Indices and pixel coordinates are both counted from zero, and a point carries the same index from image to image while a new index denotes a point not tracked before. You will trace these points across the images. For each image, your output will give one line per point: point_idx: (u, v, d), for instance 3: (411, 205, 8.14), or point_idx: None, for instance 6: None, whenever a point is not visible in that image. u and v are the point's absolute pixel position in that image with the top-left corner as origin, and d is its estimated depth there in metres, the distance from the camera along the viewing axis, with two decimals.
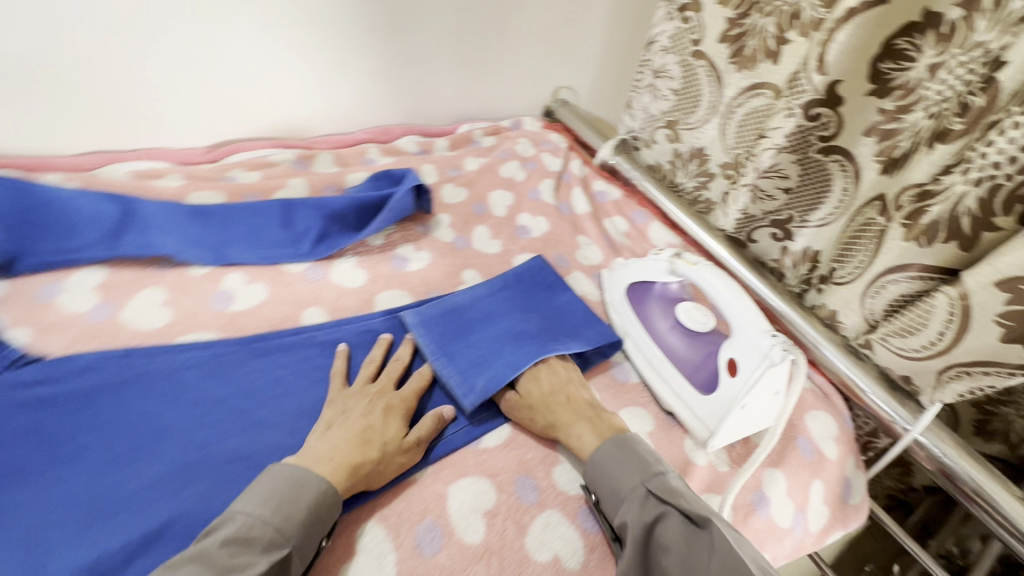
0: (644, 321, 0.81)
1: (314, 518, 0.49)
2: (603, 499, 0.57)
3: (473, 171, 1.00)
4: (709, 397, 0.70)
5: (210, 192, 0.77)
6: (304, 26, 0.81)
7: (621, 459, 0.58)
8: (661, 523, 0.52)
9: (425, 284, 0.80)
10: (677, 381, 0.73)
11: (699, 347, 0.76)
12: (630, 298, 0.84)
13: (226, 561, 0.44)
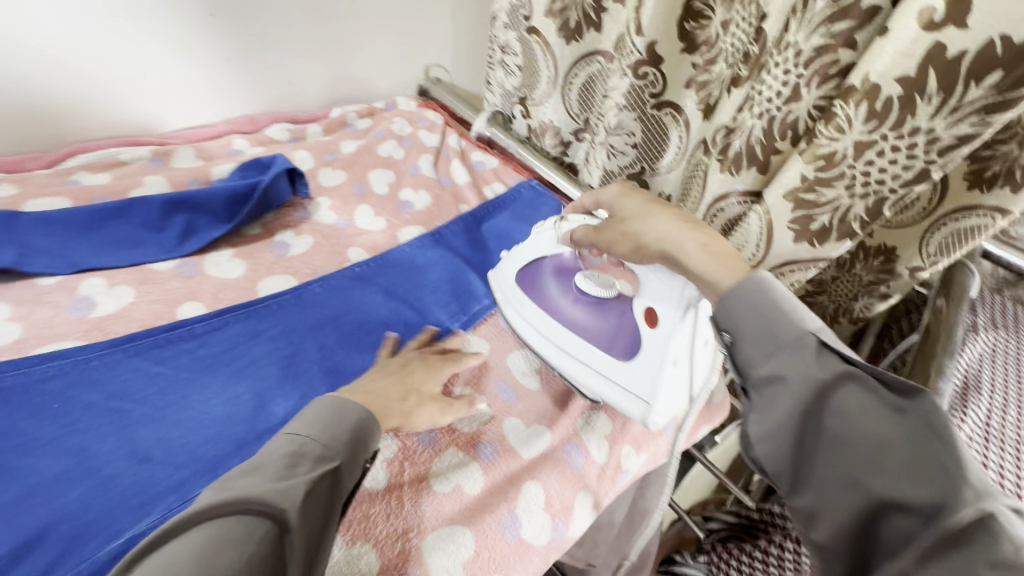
0: (543, 305, 0.70)
1: (359, 438, 0.46)
2: (744, 345, 0.43)
3: (349, 153, 0.98)
4: (637, 361, 0.61)
5: (53, 199, 0.74)
6: (136, 22, 0.80)
7: (777, 309, 0.43)
8: (843, 387, 0.38)
9: (313, 266, 0.76)
10: (597, 359, 0.64)
11: (611, 314, 0.66)
12: (524, 287, 0.73)
13: (284, 470, 0.40)
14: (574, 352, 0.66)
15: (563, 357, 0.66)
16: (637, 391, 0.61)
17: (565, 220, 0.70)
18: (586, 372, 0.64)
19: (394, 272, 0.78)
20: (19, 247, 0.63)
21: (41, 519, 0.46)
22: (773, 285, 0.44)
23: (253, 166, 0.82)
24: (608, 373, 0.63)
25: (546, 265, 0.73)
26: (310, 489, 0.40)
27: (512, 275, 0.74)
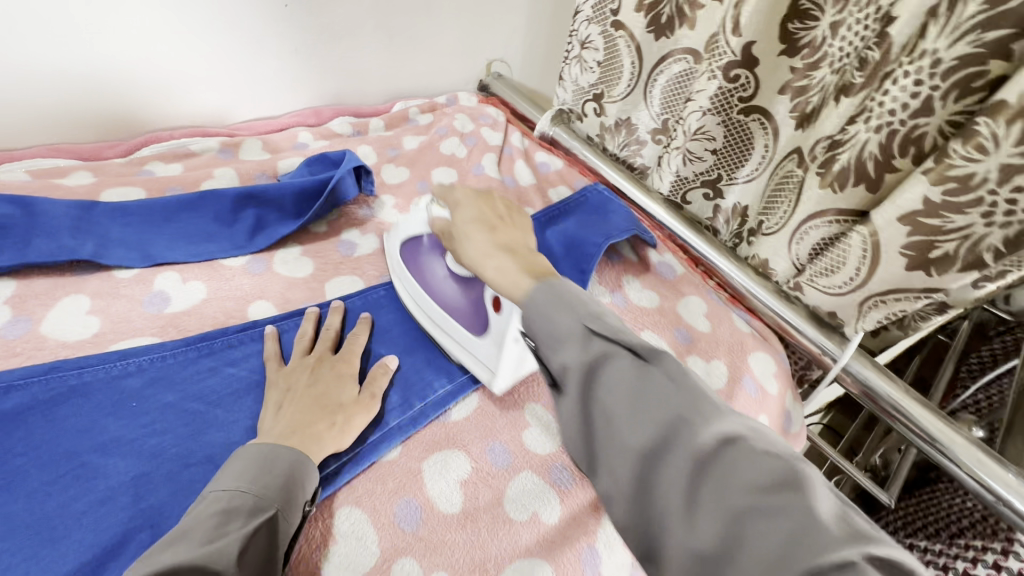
0: (420, 280, 0.66)
1: (295, 481, 0.46)
2: (543, 346, 0.40)
3: (412, 150, 0.95)
4: (488, 340, 0.61)
5: (127, 188, 0.73)
6: (213, 9, 0.78)
7: (565, 307, 0.41)
8: (625, 389, 0.36)
9: (380, 268, 0.74)
10: (460, 334, 0.63)
11: (469, 291, 0.64)
12: (406, 261, 0.68)
13: (214, 530, 0.40)
14: (451, 324, 0.63)
15: (440, 331, 0.65)
16: (489, 364, 0.60)
17: (421, 205, 0.68)
18: (456, 347, 0.63)
19: None
20: (97, 238, 0.63)
21: (122, 524, 0.45)
22: (573, 291, 0.42)
23: (321, 161, 0.80)
24: (468, 348, 0.63)
25: (422, 242, 0.67)
26: (241, 546, 0.40)
27: (399, 249, 0.69)
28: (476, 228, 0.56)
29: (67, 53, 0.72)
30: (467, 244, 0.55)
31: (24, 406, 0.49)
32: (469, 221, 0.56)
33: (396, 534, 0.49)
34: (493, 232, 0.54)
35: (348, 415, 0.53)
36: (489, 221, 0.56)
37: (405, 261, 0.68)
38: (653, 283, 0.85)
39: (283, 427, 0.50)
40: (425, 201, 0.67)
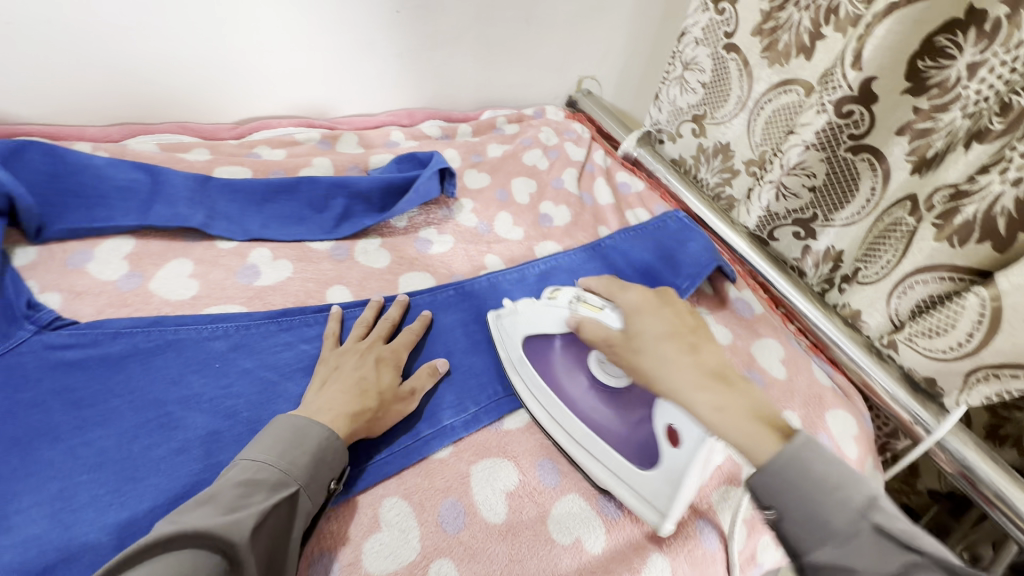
0: (551, 382, 0.60)
1: (320, 459, 0.46)
2: (717, 432, 0.44)
3: (496, 158, 0.97)
4: (658, 472, 0.51)
5: (236, 167, 0.80)
6: (336, 11, 0.84)
7: (729, 389, 0.45)
8: (791, 458, 0.40)
9: (452, 269, 0.76)
10: (609, 457, 0.54)
11: (630, 416, 0.56)
12: (526, 352, 0.62)
13: (234, 499, 0.40)
14: (594, 440, 0.55)
15: (575, 447, 0.56)
16: (655, 501, 0.51)
17: (559, 296, 0.60)
18: (598, 466, 0.54)
19: (527, 289, 0.76)
20: (206, 210, 0.69)
21: (193, 475, 0.48)
22: (728, 372, 0.47)
23: (409, 160, 0.83)
24: (618, 470, 0.53)
25: (552, 339, 0.61)
26: (262, 520, 0.40)
27: (521, 338, 0.62)
28: (642, 325, 0.51)
29: (207, 42, 0.80)
30: (606, 324, 0.53)
31: (128, 352, 0.54)
32: (610, 298, 0.55)
33: (439, 535, 0.48)
34: (620, 302, 0.55)
35: (384, 407, 0.53)
36: (619, 296, 0.55)
37: (532, 360, 0.61)
38: (727, 320, 0.80)
39: (323, 403, 0.50)
40: (567, 290, 0.59)
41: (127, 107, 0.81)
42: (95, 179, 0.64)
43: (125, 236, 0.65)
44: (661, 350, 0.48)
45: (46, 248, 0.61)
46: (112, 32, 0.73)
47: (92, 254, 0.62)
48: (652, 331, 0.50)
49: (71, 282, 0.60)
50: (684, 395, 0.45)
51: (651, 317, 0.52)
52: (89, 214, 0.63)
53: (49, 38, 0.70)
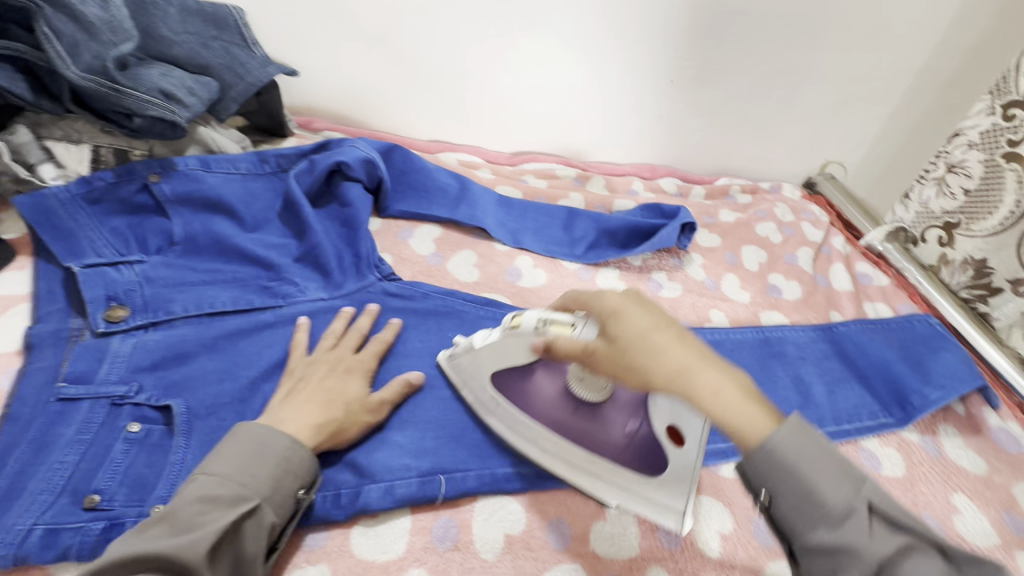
0: (529, 414, 0.56)
1: (286, 469, 0.46)
2: (755, 467, 0.41)
3: (728, 223, 0.98)
4: (668, 477, 0.52)
5: (510, 188, 0.96)
6: (619, 72, 0.95)
7: (754, 396, 0.42)
8: (860, 515, 0.38)
9: (679, 312, 0.80)
10: (615, 471, 0.53)
11: (620, 427, 0.54)
12: (501, 390, 0.57)
13: (189, 518, 0.40)
14: (598, 460, 0.54)
15: (580, 472, 0.54)
16: (670, 503, 0.52)
17: (522, 324, 0.53)
18: (612, 489, 0.54)
19: (751, 351, 0.76)
20: (491, 217, 0.84)
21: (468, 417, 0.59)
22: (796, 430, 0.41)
23: (653, 209, 0.90)
24: (628, 483, 0.53)
25: (529, 370, 0.57)
26: (218, 537, 0.40)
27: (489, 373, 0.57)
28: (617, 305, 0.46)
29: (512, 88, 0.96)
30: (621, 322, 0.45)
31: (430, 309, 0.69)
32: (644, 333, 0.44)
33: (655, 546, 0.52)
34: (677, 335, 0.44)
35: (351, 417, 0.52)
36: (671, 328, 0.44)
37: (510, 398, 0.57)
38: (982, 449, 0.71)
39: (287, 414, 0.50)
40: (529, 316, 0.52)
41: (441, 129, 1.02)
42: (425, 178, 0.83)
43: (434, 224, 0.82)
44: (674, 350, 0.43)
45: (386, 221, 0.81)
46: (454, 73, 0.94)
47: (414, 232, 0.81)
48: (635, 329, 0.44)
49: (399, 249, 0.78)
50: (697, 387, 0.42)
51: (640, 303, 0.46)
52: (417, 202, 0.82)
53: (415, 73, 0.93)
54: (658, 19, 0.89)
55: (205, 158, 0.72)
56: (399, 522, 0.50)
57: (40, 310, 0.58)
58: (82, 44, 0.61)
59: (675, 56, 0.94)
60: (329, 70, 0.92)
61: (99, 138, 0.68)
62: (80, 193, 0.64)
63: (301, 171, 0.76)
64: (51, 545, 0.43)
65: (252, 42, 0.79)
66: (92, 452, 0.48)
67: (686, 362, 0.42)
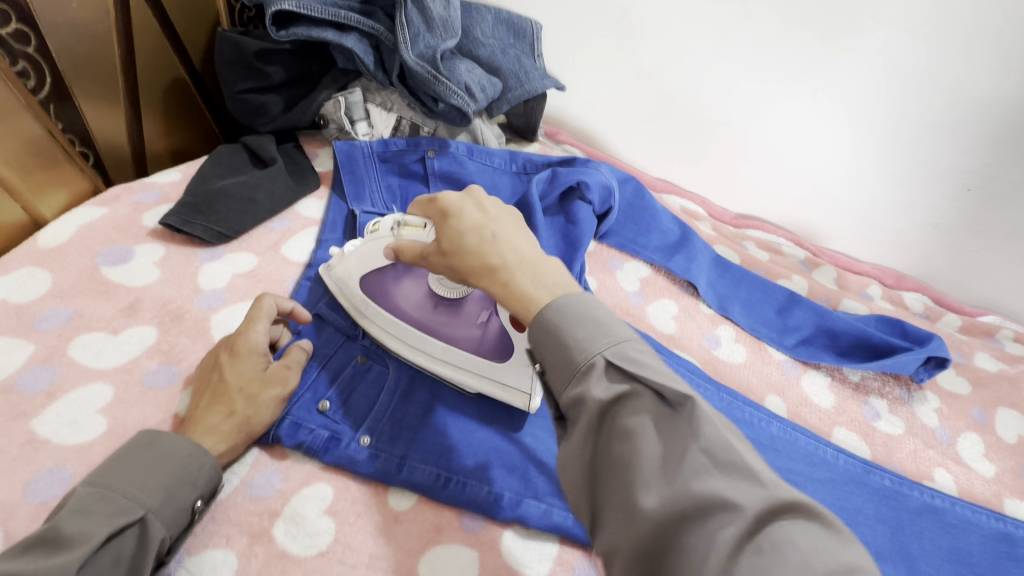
0: (386, 304, 0.57)
1: (182, 477, 0.42)
2: (550, 367, 0.38)
3: (986, 372, 0.80)
4: (514, 361, 0.55)
5: (727, 250, 0.91)
6: (902, 164, 0.83)
7: (590, 323, 0.38)
8: (624, 402, 0.35)
9: (893, 456, 0.68)
10: (472, 363, 0.55)
11: (473, 318, 0.57)
12: (369, 293, 0.58)
13: (65, 537, 0.36)
14: (455, 351, 0.55)
15: (447, 367, 0.55)
16: (520, 385, 0.54)
17: (381, 228, 0.58)
18: (468, 378, 0.55)
19: (982, 540, 0.61)
20: (704, 276, 0.80)
21: None
22: (581, 298, 0.39)
23: (892, 326, 0.78)
24: (484, 369, 0.55)
25: (385, 273, 0.58)
26: (92, 553, 0.36)
27: (357, 276, 0.58)
28: (473, 224, 0.45)
29: (768, 151, 0.91)
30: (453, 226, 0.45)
31: None
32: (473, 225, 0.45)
33: None
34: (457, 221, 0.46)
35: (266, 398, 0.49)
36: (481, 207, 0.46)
37: (370, 293, 0.58)
38: None
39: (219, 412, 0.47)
40: (387, 220, 0.57)
41: (673, 171, 1.01)
42: (652, 218, 0.82)
43: (645, 263, 0.82)
44: (504, 247, 0.43)
45: (599, 246, 0.83)
46: (712, 122, 0.92)
47: (623, 265, 0.81)
48: (469, 223, 0.45)
49: (604, 277, 0.80)
50: (512, 280, 0.41)
51: (478, 203, 0.47)
52: (635, 236, 0.82)
53: (674, 115, 0.95)
54: (973, 122, 0.76)
55: (471, 147, 0.80)
56: (545, 547, 0.48)
57: (323, 236, 0.69)
58: (422, 34, 0.73)
59: (982, 163, 0.79)
60: (591, 94, 0.99)
61: (404, 111, 0.81)
62: (377, 150, 0.76)
63: (542, 178, 0.80)
64: (293, 435, 0.50)
65: (539, 53, 0.86)
66: (332, 366, 0.56)
67: (505, 259, 0.42)
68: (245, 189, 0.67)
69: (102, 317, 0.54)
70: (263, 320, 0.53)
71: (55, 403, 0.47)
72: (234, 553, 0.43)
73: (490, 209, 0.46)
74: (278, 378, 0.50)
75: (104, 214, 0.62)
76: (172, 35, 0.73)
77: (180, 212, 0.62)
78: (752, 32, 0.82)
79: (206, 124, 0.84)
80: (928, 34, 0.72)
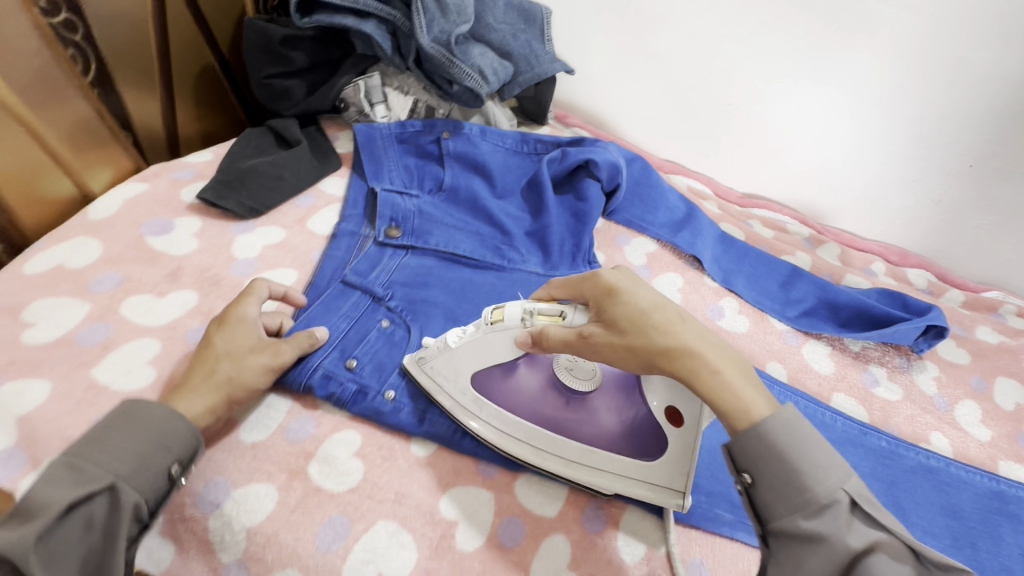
0: (518, 410, 0.52)
1: (157, 443, 0.44)
2: (763, 485, 0.41)
3: (987, 344, 0.82)
4: (665, 462, 0.49)
5: (733, 227, 0.94)
6: (906, 141, 0.85)
7: (809, 442, 0.41)
8: (877, 549, 0.38)
9: (891, 420, 0.71)
10: (619, 465, 0.49)
11: (606, 410, 0.51)
12: (480, 391, 0.53)
13: (34, 503, 0.38)
14: (597, 455, 0.50)
15: (584, 471, 0.50)
16: (669, 484, 0.49)
17: (505, 318, 0.50)
18: (616, 482, 0.49)
19: (974, 497, 0.63)
20: (709, 251, 0.83)
21: None
22: (794, 420, 0.41)
23: (894, 298, 0.80)
24: (631, 472, 0.49)
25: (498, 368, 0.53)
26: (56, 520, 0.38)
27: (468, 374, 0.53)
28: (633, 299, 0.46)
29: (773, 131, 0.93)
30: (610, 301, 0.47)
31: None
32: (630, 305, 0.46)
33: None
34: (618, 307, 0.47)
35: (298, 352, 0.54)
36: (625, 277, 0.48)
37: (487, 391, 0.53)
38: None
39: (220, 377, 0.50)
40: (512, 307, 0.50)
41: (681, 152, 1.04)
42: (659, 195, 0.85)
43: (652, 239, 0.84)
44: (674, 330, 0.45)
45: (607, 223, 0.86)
46: (719, 103, 0.95)
47: (630, 241, 0.84)
48: (644, 303, 0.46)
49: (611, 251, 0.83)
50: (706, 369, 0.43)
51: (637, 280, 0.48)
52: (642, 213, 0.85)
53: (681, 97, 0.97)
54: (975, 98, 0.77)
55: (484, 129, 0.84)
56: (556, 491, 0.52)
57: (346, 211, 0.73)
58: (437, 20, 0.77)
59: (985, 139, 0.80)
60: (599, 77, 1.02)
61: (419, 94, 0.85)
62: (395, 132, 0.80)
63: (552, 158, 0.83)
64: (323, 386, 0.54)
65: (549, 38, 0.89)
66: (358, 328, 0.60)
67: (684, 340, 0.44)
68: (273, 167, 0.72)
69: (147, 281, 0.58)
70: (247, 295, 0.55)
71: (110, 354, 0.52)
72: (274, 487, 0.48)
73: (643, 281, 0.48)
74: (269, 348, 0.53)
75: (145, 190, 0.66)
76: (202, 23, 0.77)
77: (215, 188, 0.67)
78: (760, 12, 0.83)
79: (233, 109, 0.88)
80: (929, 11, 0.74)
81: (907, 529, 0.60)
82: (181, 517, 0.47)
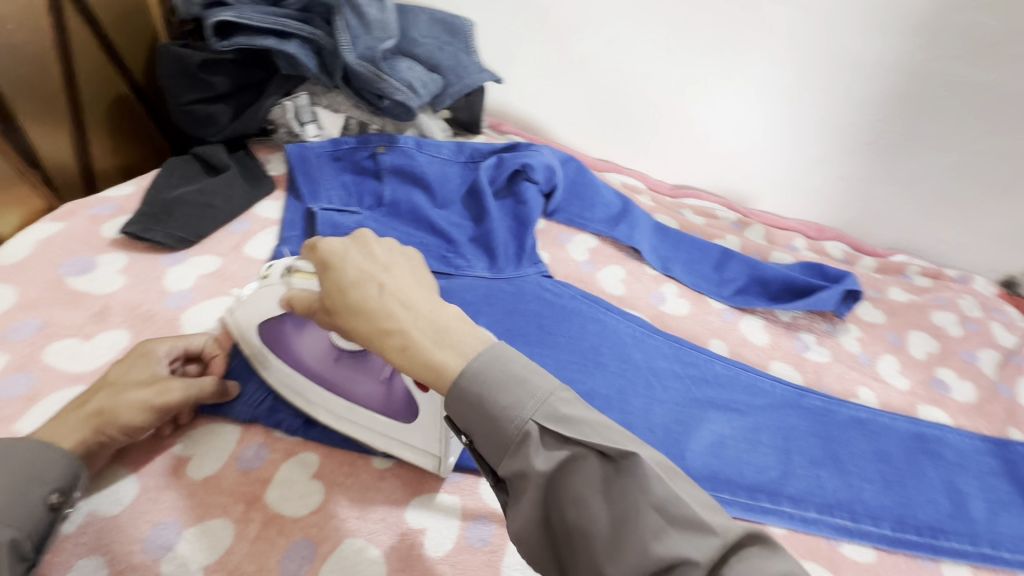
0: (288, 362, 0.54)
1: (28, 475, 0.40)
2: (483, 441, 0.38)
3: (898, 302, 0.90)
4: (420, 426, 0.50)
5: (667, 218, 1.00)
6: (808, 126, 0.93)
7: (513, 379, 0.38)
8: (567, 466, 0.36)
9: (822, 380, 0.77)
10: (376, 421, 0.52)
11: (377, 372, 0.52)
12: (267, 342, 0.55)
13: None
14: (358, 411, 0.52)
15: (349, 424, 0.52)
16: (428, 448, 0.50)
17: (272, 274, 0.53)
18: (373, 436, 0.52)
19: (900, 441, 0.70)
20: (646, 241, 0.87)
21: None
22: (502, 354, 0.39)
23: (815, 269, 0.87)
24: (392, 430, 0.51)
25: (283, 321, 0.54)
26: None
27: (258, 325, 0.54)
28: (358, 274, 0.44)
29: (693, 125, 1.00)
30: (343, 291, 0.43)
31: (574, 310, 0.75)
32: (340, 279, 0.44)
33: None
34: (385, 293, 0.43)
35: None
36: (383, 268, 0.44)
37: (269, 345, 0.54)
38: None
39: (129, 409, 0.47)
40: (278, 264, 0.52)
41: (613, 151, 1.09)
42: (594, 194, 0.89)
43: (592, 234, 0.88)
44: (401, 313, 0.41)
45: (549, 223, 0.89)
46: (641, 103, 1.00)
47: (572, 239, 0.87)
48: (351, 275, 0.44)
49: (555, 250, 0.86)
50: (409, 344, 0.40)
51: (364, 247, 0.46)
52: (580, 211, 0.88)
53: (607, 99, 1.02)
54: (866, 84, 0.86)
55: (420, 141, 0.84)
56: None
57: (284, 233, 0.71)
58: (360, 36, 0.76)
59: (875, 118, 0.89)
60: (528, 85, 1.06)
61: (351, 111, 0.85)
62: (329, 150, 0.80)
63: (489, 165, 0.85)
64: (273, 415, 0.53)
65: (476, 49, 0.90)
66: None
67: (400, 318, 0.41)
68: (202, 196, 0.70)
69: (72, 324, 0.56)
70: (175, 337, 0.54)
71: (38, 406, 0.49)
72: (231, 521, 0.47)
73: (377, 253, 0.45)
74: (156, 385, 0.49)
75: (62, 229, 0.63)
76: (112, 50, 0.74)
77: (141, 221, 0.64)
78: (667, 15, 0.89)
79: (154, 139, 0.84)
80: (815, 10, 0.82)
81: (849, 479, 0.65)
82: (129, 568, 0.44)
